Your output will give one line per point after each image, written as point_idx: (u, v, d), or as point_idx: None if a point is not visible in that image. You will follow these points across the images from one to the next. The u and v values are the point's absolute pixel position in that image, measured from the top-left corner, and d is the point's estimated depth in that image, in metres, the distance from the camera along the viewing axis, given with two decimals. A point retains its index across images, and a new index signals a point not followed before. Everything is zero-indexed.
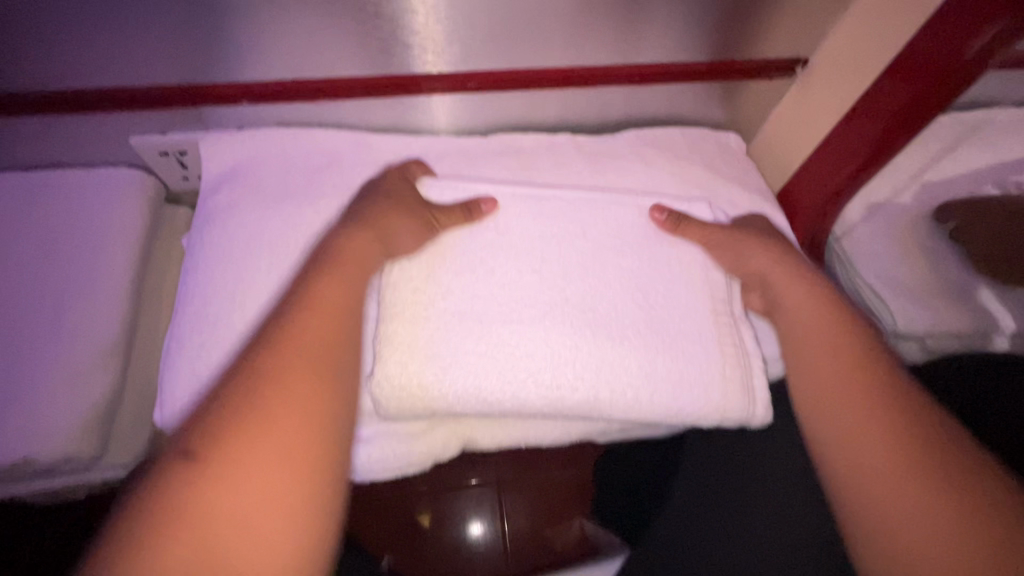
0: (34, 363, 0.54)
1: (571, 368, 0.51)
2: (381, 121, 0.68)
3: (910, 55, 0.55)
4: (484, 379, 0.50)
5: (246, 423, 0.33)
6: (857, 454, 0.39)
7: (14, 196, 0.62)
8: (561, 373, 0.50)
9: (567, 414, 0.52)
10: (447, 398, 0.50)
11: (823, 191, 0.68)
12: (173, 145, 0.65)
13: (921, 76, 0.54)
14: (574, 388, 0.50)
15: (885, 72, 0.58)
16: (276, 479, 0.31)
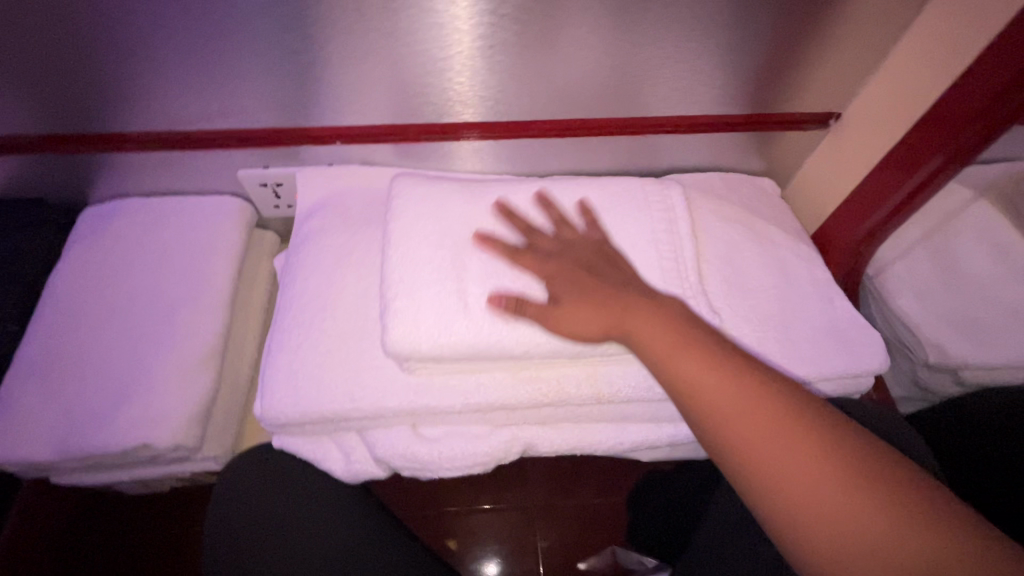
0: (153, 361, 0.63)
1: (611, 372, 0.57)
2: (449, 161, 0.77)
3: (937, 111, 0.61)
4: (528, 379, 0.57)
5: None
6: (804, 494, 0.39)
7: (138, 219, 0.72)
8: (561, 377, 0.57)
9: (592, 408, 0.59)
10: (468, 397, 0.57)
11: (858, 232, 0.72)
12: (273, 177, 0.75)
13: (949, 132, 0.61)
14: (579, 388, 0.57)
15: (914, 127, 0.64)
16: None
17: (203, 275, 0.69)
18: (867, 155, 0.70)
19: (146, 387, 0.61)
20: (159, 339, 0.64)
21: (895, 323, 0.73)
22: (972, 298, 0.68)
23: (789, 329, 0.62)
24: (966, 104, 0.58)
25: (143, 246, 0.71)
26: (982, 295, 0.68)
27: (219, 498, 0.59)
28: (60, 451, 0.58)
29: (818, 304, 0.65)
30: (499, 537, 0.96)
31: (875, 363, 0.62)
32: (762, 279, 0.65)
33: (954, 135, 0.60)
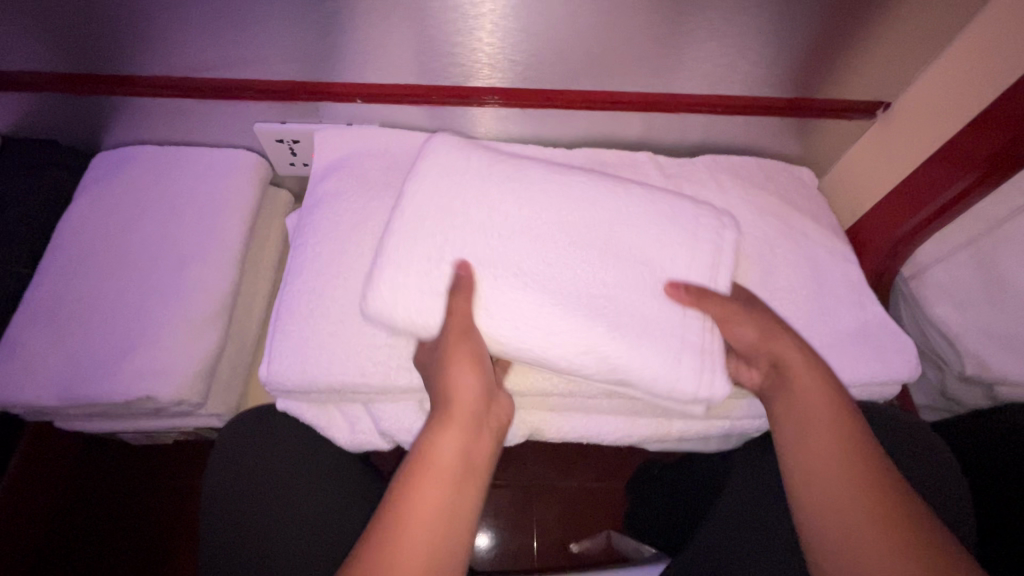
0: (160, 314, 0.62)
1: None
2: (474, 127, 0.74)
3: (997, 110, 0.56)
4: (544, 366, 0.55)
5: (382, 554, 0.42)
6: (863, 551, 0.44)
7: (150, 168, 0.71)
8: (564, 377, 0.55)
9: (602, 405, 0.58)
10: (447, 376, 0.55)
11: (896, 232, 0.69)
12: (290, 134, 0.72)
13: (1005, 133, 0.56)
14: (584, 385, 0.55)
15: (970, 124, 0.60)
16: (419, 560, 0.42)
17: (214, 231, 0.68)
18: (915, 153, 0.66)
19: (150, 340, 0.60)
20: (166, 292, 0.63)
21: (932, 329, 0.71)
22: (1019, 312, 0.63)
23: (816, 329, 0.60)
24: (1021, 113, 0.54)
25: (153, 196, 0.69)
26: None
27: (226, 446, 0.60)
28: (63, 398, 0.58)
29: (849, 306, 0.62)
30: (493, 514, 0.96)
31: (903, 372, 0.59)
32: (791, 277, 0.62)
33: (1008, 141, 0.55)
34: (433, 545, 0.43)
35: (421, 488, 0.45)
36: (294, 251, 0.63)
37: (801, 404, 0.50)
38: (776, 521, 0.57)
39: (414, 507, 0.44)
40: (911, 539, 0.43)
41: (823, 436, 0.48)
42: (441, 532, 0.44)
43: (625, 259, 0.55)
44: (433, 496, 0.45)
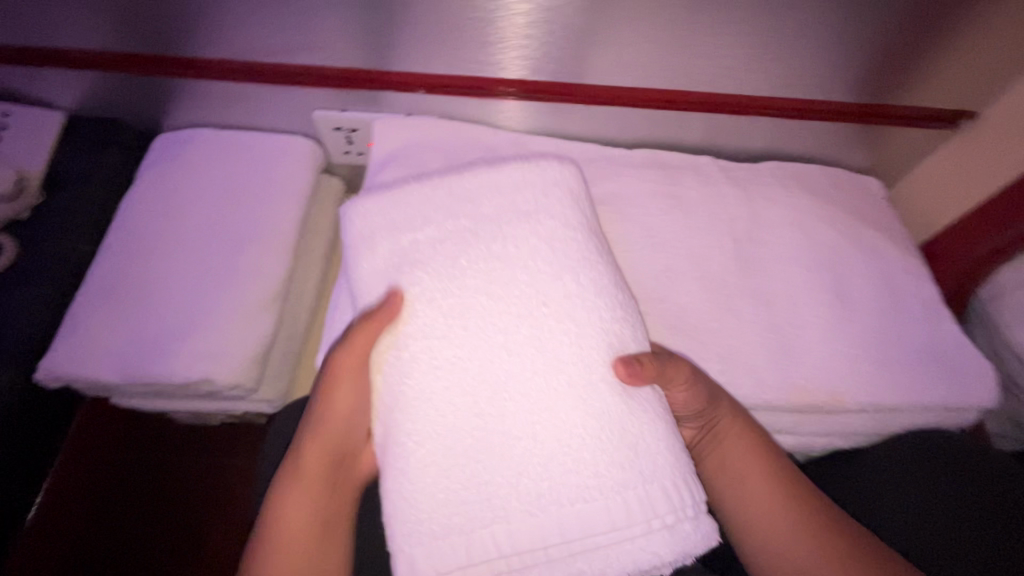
0: (217, 297, 0.62)
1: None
2: (531, 123, 0.72)
3: None
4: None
5: (275, 537, 0.46)
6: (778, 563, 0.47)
7: (210, 152, 0.71)
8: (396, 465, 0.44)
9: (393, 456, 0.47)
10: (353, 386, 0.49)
11: (981, 249, 0.66)
12: (348, 122, 0.71)
13: None
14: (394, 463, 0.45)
15: None
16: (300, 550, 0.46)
17: (270, 217, 0.68)
18: (1010, 166, 0.62)
19: (208, 322, 0.61)
20: (223, 275, 0.64)
21: (1005, 352, 0.67)
22: None
23: (888, 347, 0.57)
24: None
25: (212, 179, 0.69)
26: None
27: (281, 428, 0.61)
28: (123, 376, 0.59)
29: (923, 325, 0.59)
30: None
31: (982, 396, 0.56)
32: (863, 293, 0.60)
33: None
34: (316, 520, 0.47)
35: (304, 489, 0.47)
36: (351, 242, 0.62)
37: (730, 446, 0.51)
38: None
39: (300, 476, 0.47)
40: (829, 535, 0.47)
41: (756, 467, 0.50)
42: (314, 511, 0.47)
43: (565, 386, 0.42)
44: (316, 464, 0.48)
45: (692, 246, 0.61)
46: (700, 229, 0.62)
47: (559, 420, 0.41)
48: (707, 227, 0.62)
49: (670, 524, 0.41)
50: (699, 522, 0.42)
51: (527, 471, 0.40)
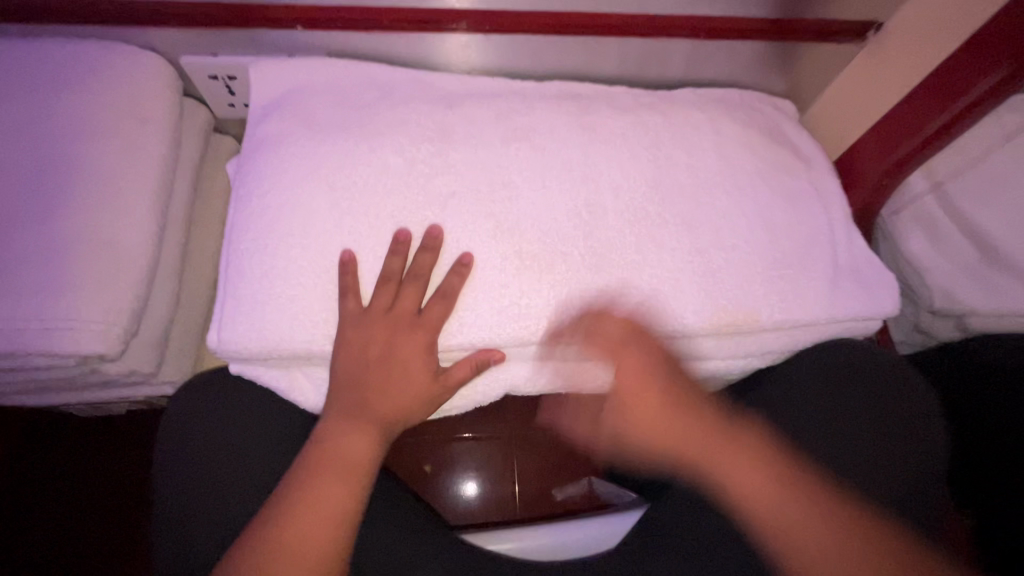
0: (50, 261, 0.49)
1: (609, 308, 0.52)
2: (431, 59, 0.66)
3: (980, 34, 0.52)
4: (515, 317, 0.51)
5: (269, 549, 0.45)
6: None
7: (23, 81, 0.55)
8: None
9: None
10: None
11: (886, 161, 0.63)
12: (224, 68, 0.62)
13: (995, 58, 0.51)
14: None
15: (957, 51, 0.54)
16: None
17: (99, 158, 0.53)
18: (914, 70, 0.59)
19: (55, 281, 0.48)
20: (45, 212, 0.50)
21: (903, 265, 0.67)
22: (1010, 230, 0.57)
23: (809, 270, 0.56)
24: (1013, 34, 0.49)
25: (27, 122, 0.53)
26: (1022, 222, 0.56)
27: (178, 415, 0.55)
28: None
29: (840, 243, 0.59)
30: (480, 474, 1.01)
31: (889, 308, 0.58)
32: (785, 216, 0.57)
33: (997, 65, 0.51)
34: (317, 557, 0.45)
35: (308, 512, 0.46)
36: (237, 201, 0.55)
37: (344, 357, 0.51)
38: None
39: (297, 495, 0.47)
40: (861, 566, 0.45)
41: (732, 463, 0.51)
42: (336, 550, 0.46)
43: (79, 254, 0.50)
44: (333, 493, 0.48)
45: (616, 177, 0.56)
46: (617, 159, 0.57)
47: (48, 299, 0.48)
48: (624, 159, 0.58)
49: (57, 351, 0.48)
50: (87, 349, 0.48)
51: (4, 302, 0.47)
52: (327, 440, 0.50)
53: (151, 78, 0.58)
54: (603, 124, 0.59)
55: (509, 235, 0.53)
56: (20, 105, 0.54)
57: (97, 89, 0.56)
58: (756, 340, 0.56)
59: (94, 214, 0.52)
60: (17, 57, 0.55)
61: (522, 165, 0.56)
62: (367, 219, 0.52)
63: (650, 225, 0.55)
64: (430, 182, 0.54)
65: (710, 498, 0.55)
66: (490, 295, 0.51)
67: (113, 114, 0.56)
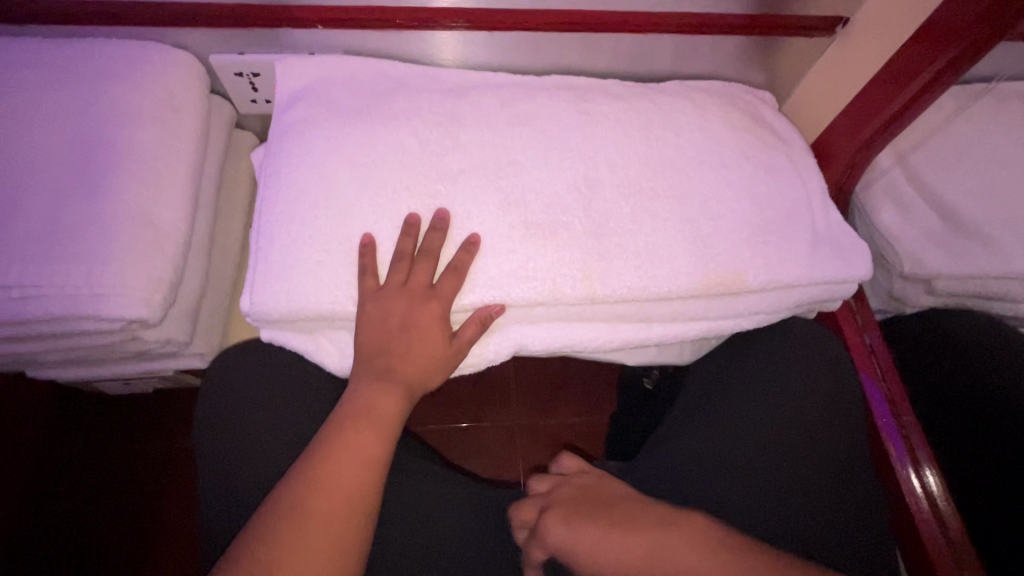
0: (96, 234, 0.53)
1: (607, 272, 0.57)
2: (439, 57, 0.71)
3: (930, 24, 0.58)
4: (523, 278, 0.56)
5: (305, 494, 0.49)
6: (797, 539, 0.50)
7: (69, 75, 0.60)
8: (15, 328, 0.53)
9: (22, 317, 0.52)
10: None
11: (855, 142, 0.69)
12: (249, 66, 0.68)
13: (943, 44, 0.57)
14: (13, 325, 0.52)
15: (911, 39, 0.61)
16: (332, 532, 0.48)
17: (140, 144, 0.58)
18: (877, 57, 0.65)
19: (104, 252, 0.53)
20: (93, 191, 0.55)
21: (875, 236, 0.72)
22: (968, 195, 0.66)
23: (790, 238, 0.61)
24: (958, 22, 0.56)
25: (73, 112, 0.58)
26: (980, 188, 0.65)
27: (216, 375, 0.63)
28: (14, 332, 0.53)
29: (817, 215, 0.65)
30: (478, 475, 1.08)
31: (863, 272, 0.63)
32: (766, 190, 0.63)
33: (946, 49, 0.57)
34: (344, 511, 0.50)
35: (338, 464, 0.51)
36: (267, 181, 0.60)
37: (370, 322, 0.55)
38: (728, 418, 0.63)
39: (324, 455, 0.51)
40: None
41: None
42: (363, 500, 0.51)
43: (122, 228, 0.54)
44: (361, 445, 0.53)
45: (612, 156, 0.62)
46: (612, 141, 0.63)
47: (96, 267, 0.52)
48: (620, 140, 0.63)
49: (103, 316, 0.52)
50: (130, 313, 0.53)
51: (57, 271, 0.51)
52: (347, 406, 0.55)
53: (185, 74, 0.63)
54: (598, 110, 0.64)
55: (516, 208, 0.58)
56: (67, 98, 0.59)
57: (134, 81, 0.60)
58: (743, 301, 0.61)
59: (135, 192, 0.56)
60: (63, 54, 0.60)
61: (526, 147, 0.61)
62: (386, 193, 0.57)
63: (643, 199, 0.60)
64: (442, 162, 0.59)
65: (691, 440, 0.63)
66: (498, 259, 0.56)
67: (150, 104, 0.60)
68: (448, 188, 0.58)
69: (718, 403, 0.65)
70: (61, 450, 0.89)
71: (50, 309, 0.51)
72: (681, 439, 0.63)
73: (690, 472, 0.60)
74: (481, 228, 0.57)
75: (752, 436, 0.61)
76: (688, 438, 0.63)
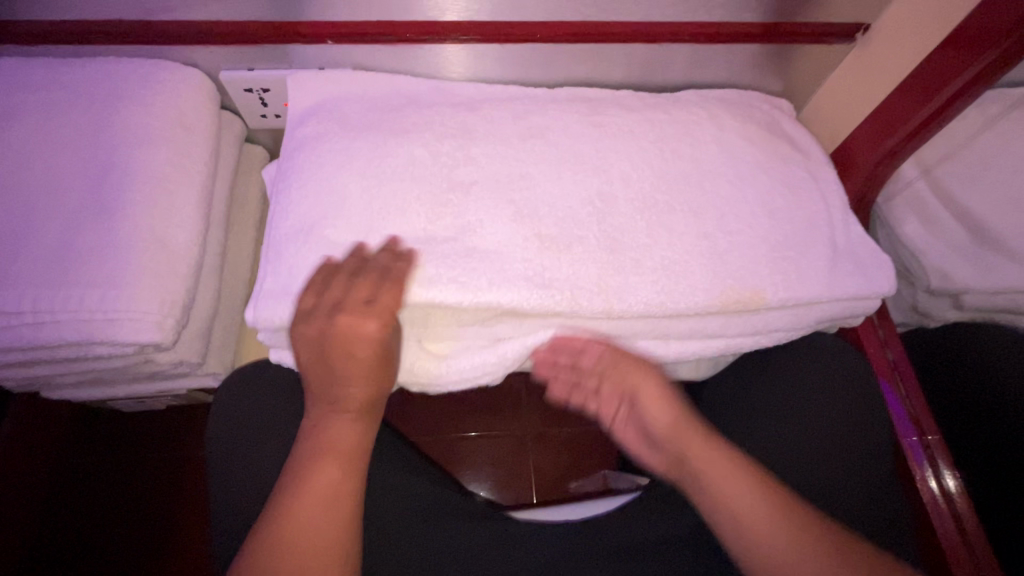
0: (109, 258, 0.53)
1: (623, 286, 0.56)
2: (450, 70, 0.70)
3: (958, 33, 0.56)
4: (542, 288, 0.54)
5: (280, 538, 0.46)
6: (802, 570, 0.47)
7: (80, 96, 0.60)
8: (30, 353, 0.53)
9: (37, 343, 0.52)
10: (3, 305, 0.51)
11: (876, 153, 0.67)
12: (258, 81, 0.67)
13: (971, 55, 0.55)
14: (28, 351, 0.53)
15: (937, 48, 0.59)
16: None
17: (151, 164, 0.58)
18: (900, 66, 0.63)
19: (118, 277, 0.53)
20: (105, 214, 0.55)
21: (900, 249, 0.73)
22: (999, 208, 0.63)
23: (810, 252, 0.60)
24: (986, 33, 0.54)
25: (85, 134, 0.58)
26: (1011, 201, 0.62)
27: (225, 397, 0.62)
28: (30, 356, 0.53)
29: (838, 228, 0.63)
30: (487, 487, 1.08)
31: (886, 287, 0.61)
32: (786, 204, 0.61)
33: (973, 60, 0.55)
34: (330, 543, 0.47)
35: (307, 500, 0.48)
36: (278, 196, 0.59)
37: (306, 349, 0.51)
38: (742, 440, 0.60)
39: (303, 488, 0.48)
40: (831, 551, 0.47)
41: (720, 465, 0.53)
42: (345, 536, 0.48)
43: (134, 251, 0.54)
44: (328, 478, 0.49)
45: (627, 171, 0.61)
46: (627, 155, 0.61)
47: (108, 292, 0.52)
48: (635, 155, 0.62)
49: (118, 340, 0.52)
50: (144, 337, 0.53)
51: (69, 296, 0.51)
52: (310, 440, 0.51)
53: (195, 92, 0.63)
54: (612, 123, 0.63)
55: (531, 224, 0.57)
56: (78, 119, 0.59)
57: (145, 101, 0.60)
58: (766, 316, 0.60)
59: (146, 215, 0.56)
60: (73, 76, 0.60)
61: (539, 163, 0.60)
62: (398, 205, 0.56)
63: (659, 212, 0.59)
64: (454, 174, 0.58)
65: None
66: (514, 267, 0.54)
67: (161, 124, 0.60)
68: (461, 197, 0.57)
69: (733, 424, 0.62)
70: (80, 458, 0.90)
71: (64, 334, 0.51)
72: (686, 470, 0.60)
73: (702, 528, 0.56)
74: (495, 244, 0.55)
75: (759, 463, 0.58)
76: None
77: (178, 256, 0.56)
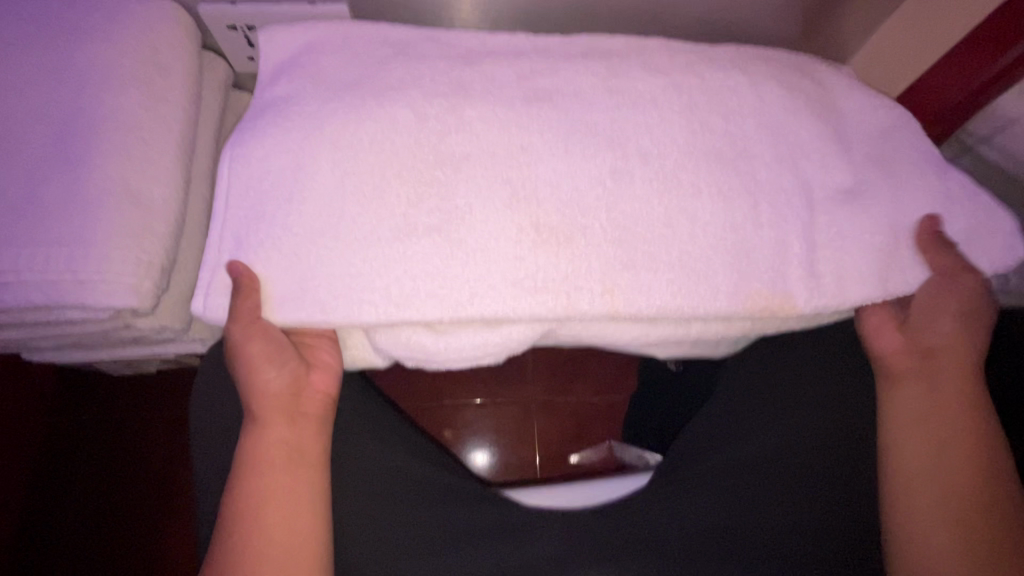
0: (78, 214, 0.48)
1: (633, 286, 0.50)
2: (455, 7, 0.62)
3: None
4: (532, 291, 0.49)
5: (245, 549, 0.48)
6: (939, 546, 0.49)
7: (42, 29, 0.53)
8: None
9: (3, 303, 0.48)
10: None
11: (945, 102, 0.61)
12: (243, 18, 0.60)
13: None
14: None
15: None
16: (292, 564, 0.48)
17: (121, 107, 0.52)
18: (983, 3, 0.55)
19: (85, 233, 0.48)
20: (71, 164, 0.49)
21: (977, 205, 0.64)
22: None
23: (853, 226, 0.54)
24: None
25: (48, 72, 0.52)
26: None
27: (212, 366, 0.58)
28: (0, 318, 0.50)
29: None
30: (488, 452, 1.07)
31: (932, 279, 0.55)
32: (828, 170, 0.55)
33: None
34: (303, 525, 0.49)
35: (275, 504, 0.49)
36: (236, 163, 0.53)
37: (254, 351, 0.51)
38: (758, 435, 0.56)
39: (267, 491, 0.50)
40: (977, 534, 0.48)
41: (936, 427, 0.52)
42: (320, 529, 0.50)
43: (105, 205, 0.49)
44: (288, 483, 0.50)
45: (654, 127, 0.54)
46: (654, 109, 0.54)
47: (78, 251, 0.47)
48: (663, 108, 0.54)
49: (92, 304, 0.48)
50: (120, 302, 0.49)
51: (36, 254, 0.47)
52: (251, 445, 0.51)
53: (171, 27, 0.56)
54: (637, 72, 0.56)
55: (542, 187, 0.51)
56: (39, 55, 0.53)
57: (114, 36, 0.54)
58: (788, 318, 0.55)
59: (119, 164, 0.51)
60: (35, 6, 0.54)
61: (552, 116, 0.53)
62: (395, 161, 0.50)
63: (688, 175, 0.53)
64: (444, 143, 0.51)
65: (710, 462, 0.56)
66: (510, 241, 0.49)
67: (131, 64, 0.54)
68: (451, 163, 0.50)
69: (748, 415, 0.58)
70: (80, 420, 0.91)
71: (33, 295, 0.47)
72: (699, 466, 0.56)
73: (726, 519, 0.52)
74: (498, 211, 0.50)
75: (777, 460, 0.54)
76: (721, 460, 0.55)
77: (155, 212, 0.52)
